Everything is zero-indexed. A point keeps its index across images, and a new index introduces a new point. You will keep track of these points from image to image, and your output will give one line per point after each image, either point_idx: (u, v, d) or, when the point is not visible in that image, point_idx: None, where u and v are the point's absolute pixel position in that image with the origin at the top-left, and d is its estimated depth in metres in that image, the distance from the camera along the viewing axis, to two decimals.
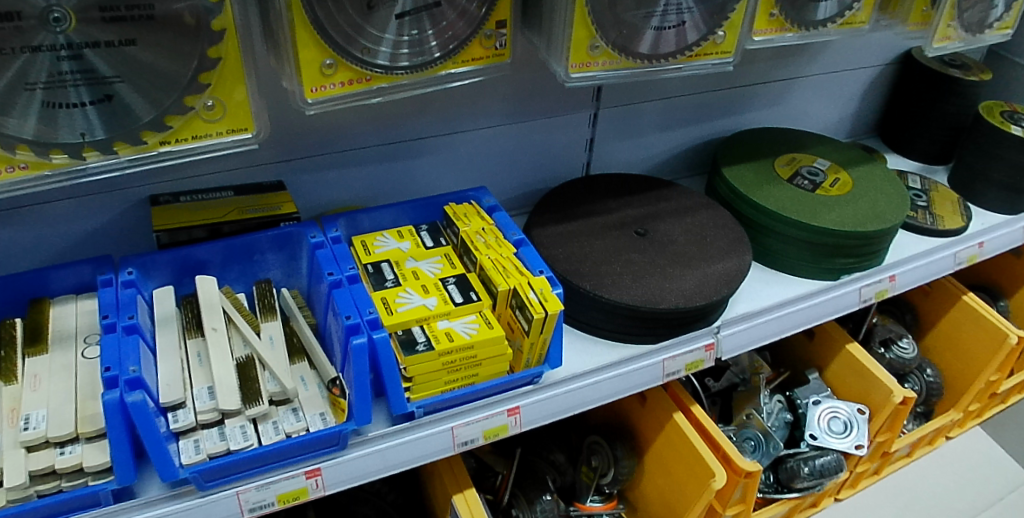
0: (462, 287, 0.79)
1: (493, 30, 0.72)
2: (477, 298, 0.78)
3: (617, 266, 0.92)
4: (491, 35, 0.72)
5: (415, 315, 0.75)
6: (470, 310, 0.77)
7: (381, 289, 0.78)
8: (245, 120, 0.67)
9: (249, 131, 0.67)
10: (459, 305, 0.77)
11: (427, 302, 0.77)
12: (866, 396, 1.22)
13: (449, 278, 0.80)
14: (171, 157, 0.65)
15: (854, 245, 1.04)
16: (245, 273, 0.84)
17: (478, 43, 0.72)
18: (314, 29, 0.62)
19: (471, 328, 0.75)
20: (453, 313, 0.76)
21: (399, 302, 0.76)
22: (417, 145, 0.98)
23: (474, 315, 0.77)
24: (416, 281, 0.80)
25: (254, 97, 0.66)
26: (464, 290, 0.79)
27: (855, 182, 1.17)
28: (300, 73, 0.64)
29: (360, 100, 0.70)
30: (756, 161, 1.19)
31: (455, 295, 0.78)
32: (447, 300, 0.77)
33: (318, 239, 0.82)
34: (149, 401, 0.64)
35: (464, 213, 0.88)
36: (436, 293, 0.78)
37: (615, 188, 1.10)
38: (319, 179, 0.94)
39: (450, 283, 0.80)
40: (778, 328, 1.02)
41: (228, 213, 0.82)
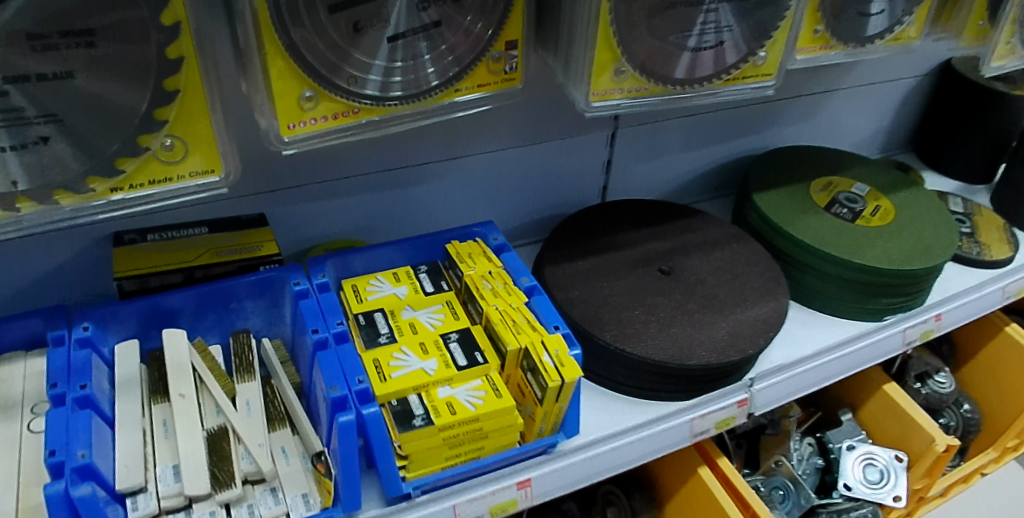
0: (466, 345, 0.69)
1: (503, 52, 0.61)
2: (483, 359, 0.68)
3: (640, 313, 0.82)
4: (499, 57, 0.61)
5: (413, 383, 0.65)
6: (476, 374, 0.67)
7: (373, 348, 0.69)
8: (212, 161, 0.57)
9: (217, 172, 0.57)
10: (462, 369, 0.67)
11: (426, 366, 0.67)
12: (905, 440, 1.11)
13: (451, 334, 0.70)
14: (124, 206, 0.55)
15: (899, 284, 0.94)
16: (221, 322, 0.74)
17: (484, 66, 0.61)
18: (289, 56, 0.53)
19: (477, 397, 0.65)
20: (456, 378, 0.66)
21: (394, 365, 0.66)
22: (418, 171, 0.88)
23: (480, 380, 0.67)
24: (414, 337, 0.70)
25: (223, 134, 0.56)
26: (469, 349, 0.69)
27: (898, 211, 1.06)
28: (276, 106, 0.54)
29: (348, 136, 0.60)
30: (789, 186, 1.08)
31: (458, 356, 0.68)
32: (449, 362, 0.67)
33: (302, 286, 0.72)
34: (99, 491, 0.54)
35: (469, 253, 0.79)
36: (436, 352, 0.68)
37: (635, 217, 0.99)
38: (308, 210, 0.84)
39: (453, 340, 0.70)
40: (816, 378, 0.92)
41: (200, 257, 0.73)
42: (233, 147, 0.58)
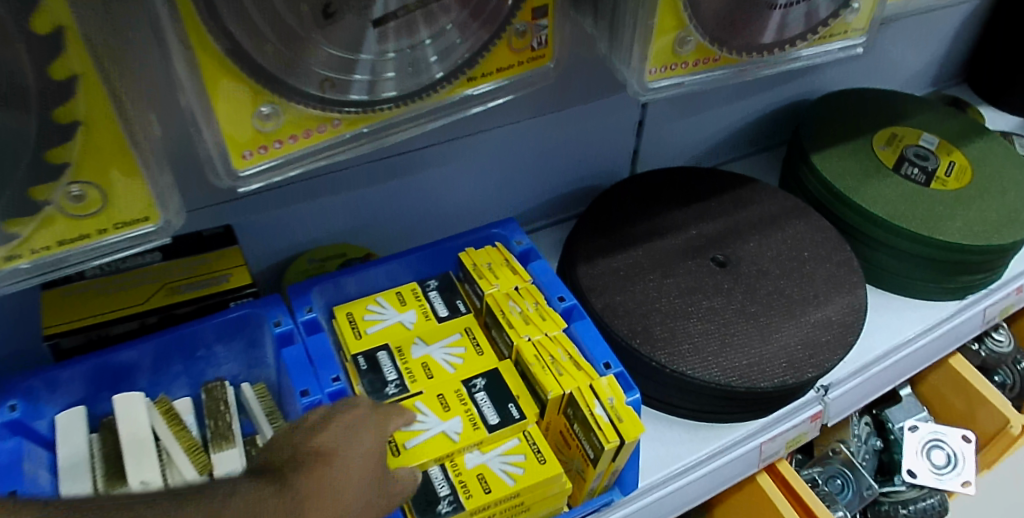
0: (496, 393, 0.56)
1: (528, 23, 0.45)
2: (519, 413, 0.55)
3: (697, 322, 0.68)
4: (525, 30, 0.45)
5: (434, 454, 0.52)
6: (511, 433, 0.54)
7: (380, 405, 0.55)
8: (142, 206, 0.41)
9: (153, 221, 0.42)
10: (494, 428, 0.54)
11: (448, 427, 0.53)
12: (971, 416, 1.01)
13: (476, 378, 0.57)
14: (41, 274, 0.41)
15: (988, 260, 0.80)
16: (189, 371, 0.61)
17: (505, 43, 0.45)
18: (234, 66, 0.38)
19: (514, 464, 0.52)
20: (487, 441, 0.53)
21: (408, 429, 0.53)
22: (419, 157, 0.70)
23: (517, 441, 0.54)
24: (430, 386, 0.56)
25: (152, 168, 0.41)
26: (500, 399, 0.55)
27: (974, 166, 0.91)
28: (219, 116, 0.39)
29: (328, 156, 0.45)
30: (850, 141, 0.92)
31: (486, 409, 0.55)
32: (476, 420, 0.54)
33: (285, 327, 0.58)
34: None
35: (488, 265, 0.63)
36: (460, 406, 0.55)
37: (675, 190, 0.83)
38: (284, 217, 0.66)
39: (479, 387, 0.56)
40: (892, 375, 0.80)
41: (151, 297, 0.58)
42: (172, 185, 0.43)
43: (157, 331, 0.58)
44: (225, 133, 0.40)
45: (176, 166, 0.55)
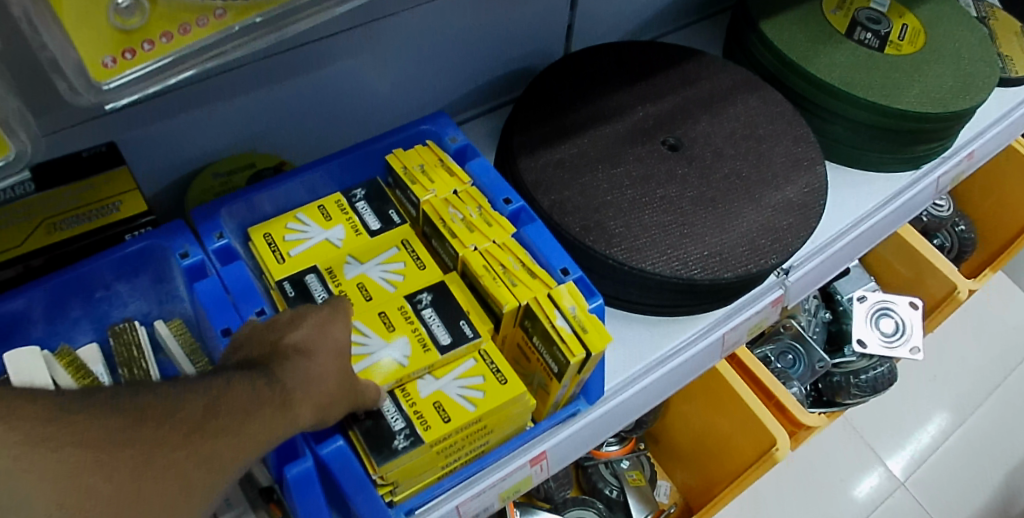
0: (444, 310, 0.50)
1: None
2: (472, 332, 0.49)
3: (653, 214, 0.63)
4: None
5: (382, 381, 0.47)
6: (467, 356, 0.49)
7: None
8: None
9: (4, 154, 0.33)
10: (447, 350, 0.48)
11: (395, 351, 0.48)
12: (918, 284, 1.03)
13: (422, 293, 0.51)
14: None
15: (944, 127, 0.78)
16: (89, 315, 0.53)
17: None
18: None
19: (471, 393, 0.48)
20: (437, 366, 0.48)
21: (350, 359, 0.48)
22: (329, 47, 0.60)
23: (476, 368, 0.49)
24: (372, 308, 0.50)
25: None
26: (451, 318, 0.50)
27: (928, 29, 0.86)
28: (67, 22, 0.31)
29: (214, 60, 0.36)
30: (799, 5, 0.85)
31: (436, 328, 0.49)
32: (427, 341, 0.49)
33: (194, 258, 0.50)
34: None
35: (421, 168, 0.56)
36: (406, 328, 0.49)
37: (619, 67, 0.75)
38: (177, 127, 0.57)
39: (425, 302, 0.50)
40: (849, 252, 0.78)
41: (30, 237, 0.49)
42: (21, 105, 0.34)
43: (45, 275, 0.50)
44: (86, 62, 0.32)
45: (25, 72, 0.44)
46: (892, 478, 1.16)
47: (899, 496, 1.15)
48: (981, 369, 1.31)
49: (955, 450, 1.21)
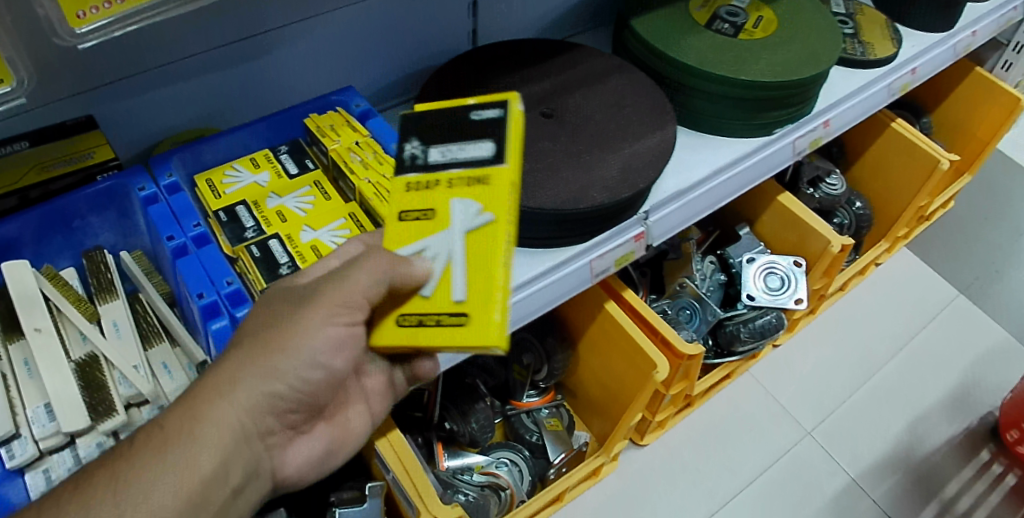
0: (437, 138, 0.55)
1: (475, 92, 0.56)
2: (494, 109, 0.54)
3: (527, 163, 0.78)
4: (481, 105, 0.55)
5: (487, 257, 0.51)
6: (489, 132, 0.53)
7: (406, 323, 0.52)
8: None
9: None
10: (493, 154, 0.53)
11: (460, 226, 0.52)
12: (801, 245, 1.17)
13: (409, 140, 0.56)
14: None
15: (787, 95, 0.93)
16: (68, 242, 0.66)
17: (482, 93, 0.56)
18: None
19: (474, 152, 0.53)
20: (477, 186, 0.52)
21: (443, 279, 0.52)
22: (271, 39, 0.75)
23: (490, 129, 0.53)
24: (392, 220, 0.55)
25: None
26: (456, 134, 0.54)
27: (781, 19, 1.01)
28: None
29: (156, 15, 0.51)
30: (669, 5, 1.01)
31: (468, 153, 0.54)
32: (451, 183, 0.53)
33: (149, 191, 0.64)
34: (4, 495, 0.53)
35: (331, 126, 0.72)
36: (442, 188, 0.54)
37: (509, 57, 0.91)
38: (145, 103, 0.71)
39: (417, 147, 0.55)
40: (709, 201, 0.95)
41: (24, 177, 0.61)
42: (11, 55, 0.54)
43: (37, 205, 0.62)
44: (64, 15, 0.47)
45: (30, 53, 0.58)
46: (800, 429, 1.28)
47: (807, 443, 1.27)
48: (887, 333, 1.45)
49: (862, 402, 1.34)
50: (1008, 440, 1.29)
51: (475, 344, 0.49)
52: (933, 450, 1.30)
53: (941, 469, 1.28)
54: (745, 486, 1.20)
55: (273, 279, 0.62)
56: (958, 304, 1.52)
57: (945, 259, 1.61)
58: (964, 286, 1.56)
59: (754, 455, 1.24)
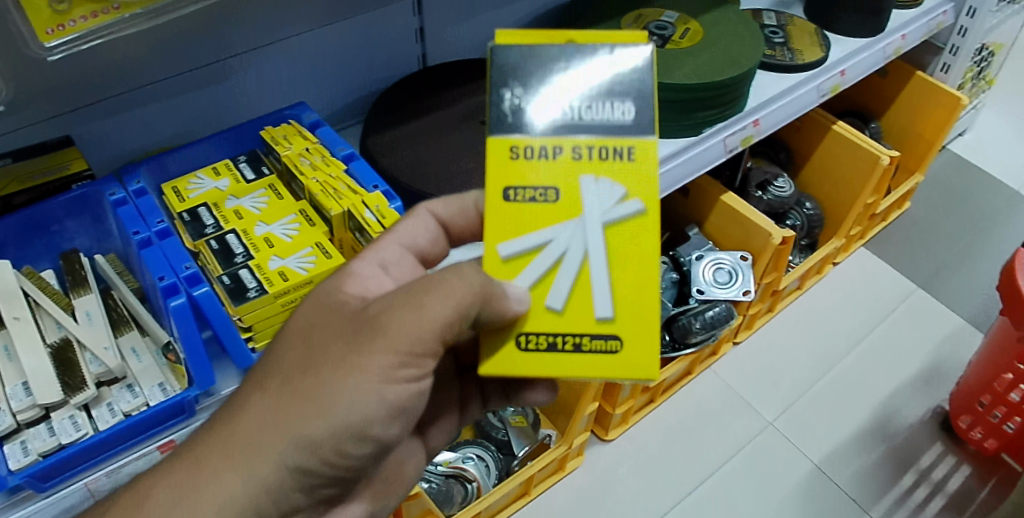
0: (558, 90, 0.50)
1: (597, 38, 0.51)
2: (632, 56, 0.50)
3: (467, 165, 0.86)
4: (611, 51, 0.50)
5: (636, 263, 0.50)
6: (628, 92, 0.50)
7: (533, 347, 0.49)
8: None
9: None
10: (635, 121, 0.50)
11: (598, 217, 0.49)
12: (747, 241, 1.24)
13: (510, 86, 0.50)
14: None
15: (711, 96, 1.01)
16: (47, 246, 0.73)
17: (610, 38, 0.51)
18: None
19: (615, 117, 0.50)
20: (616, 165, 0.50)
21: (580, 286, 0.49)
22: (231, 64, 0.83)
23: (629, 86, 0.50)
24: (495, 199, 0.49)
25: None
26: (587, 88, 0.50)
27: (706, 30, 1.10)
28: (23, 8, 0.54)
29: (116, 32, 0.60)
30: (603, 23, 1.10)
31: (605, 114, 0.50)
32: (585, 153, 0.50)
33: (119, 195, 0.71)
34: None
35: (283, 135, 0.80)
36: (568, 160, 0.49)
37: (455, 75, 1.00)
38: (119, 124, 0.78)
39: (522, 96, 0.50)
40: None
41: (6, 186, 0.69)
42: None
43: (24, 209, 0.69)
44: (35, 32, 0.56)
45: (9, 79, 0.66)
46: (761, 420, 1.34)
47: (767, 434, 1.32)
48: (846, 328, 1.50)
49: (823, 393, 1.39)
50: (961, 427, 1.30)
51: (629, 367, 0.49)
52: (896, 436, 1.33)
53: (906, 452, 1.31)
54: (706, 476, 1.26)
55: (228, 267, 0.69)
56: (916, 297, 1.57)
57: (904, 255, 1.67)
58: (922, 279, 1.61)
59: (715, 447, 1.30)
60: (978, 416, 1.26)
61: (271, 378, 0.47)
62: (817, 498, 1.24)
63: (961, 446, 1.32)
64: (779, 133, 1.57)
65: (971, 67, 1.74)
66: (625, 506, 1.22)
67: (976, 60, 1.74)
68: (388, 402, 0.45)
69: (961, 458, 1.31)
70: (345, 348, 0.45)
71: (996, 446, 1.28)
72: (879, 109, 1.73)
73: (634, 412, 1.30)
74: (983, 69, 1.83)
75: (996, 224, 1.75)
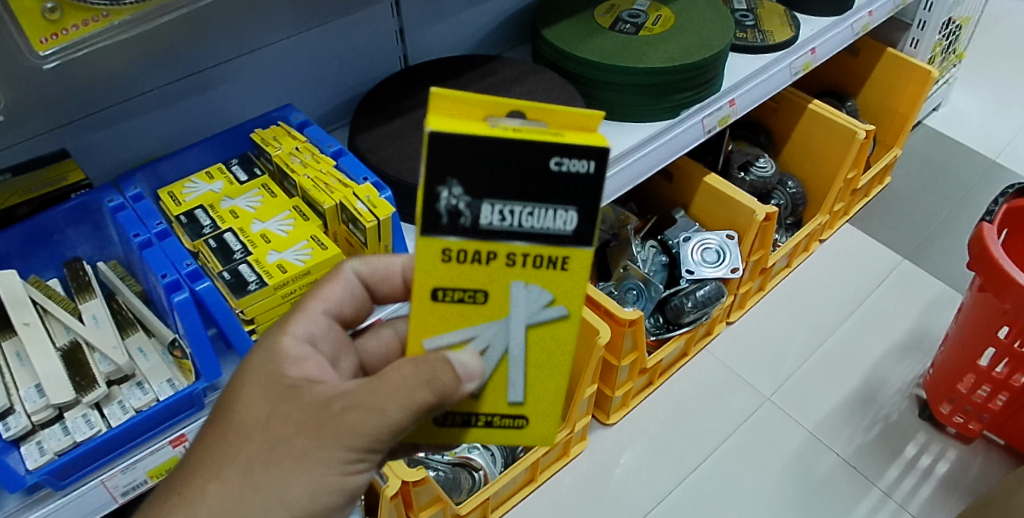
0: (501, 194, 0.43)
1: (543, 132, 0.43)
2: (584, 159, 0.43)
3: None
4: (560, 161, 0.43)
5: (555, 358, 0.51)
6: (574, 202, 0.44)
7: (451, 421, 0.52)
8: None
9: None
10: (575, 231, 0.45)
11: (522, 320, 0.49)
12: (734, 220, 1.27)
13: (448, 184, 0.42)
14: None
15: (686, 78, 1.04)
16: (51, 255, 0.75)
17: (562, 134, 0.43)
18: None
19: (553, 229, 0.45)
20: (549, 272, 0.47)
21: (498, 376, 0.51)
22: (217, 73, 0.86)
23: (575, 195, 0.44)
24: (423, 297, 0.47)
25: None
26: (532, 192, 0.43)
27: (677, 15, 1.13)
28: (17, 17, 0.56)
29: (108, 39, 0.63)
30: (576, 15, 1.13)
31: (546, 222, 0.45)
32: (519, 262, 0.46)
33: (117, 202, 0.73)
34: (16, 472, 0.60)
35: (273, 136, 0.83)
36: (500, 266, 0.46)
37: (436, 74, 1.03)
38: (112, 136, 0.81)
39: (462, 198, 0.43)
40: (629, 178, 1.06)
41: (8, 199, 0.71)
42: None
43: (27, 220, 0.71)
44: (29, 42, 0.58)
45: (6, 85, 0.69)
46: (759, 395, 1.37)
47: (767, 409, 1.35)
48: (836, 302, 1.53)
49: (816, 367, 1.41)
50: (943, 413, 1.29)
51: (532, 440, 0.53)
52: (890, 406, 1.36)
53: (898, 422, 1.34)
54: (708, 453, 1.28)
55: (228, 263, 0.71)
56: (902, 269, 1.60)
57: (888, 228, 1.70)
58: (907, 251, 1.64)
59: (713, 426, 1.32)
60: (960, 398, 1.25)
61: (262, 413, 0.48)
62: (815, 470, 1.27)
63: (942, 430, 1.33)
64: (758, 116, 1.61)
65: (940, 41, 1.79)
66: (631, 487, 1.24)
67: (944, 35, 1.79)
68: (348, 491, 0.47)
69: (946, 444, 1.31)
70: (307, 443, 0.46)
71: (979, 427, 1.26)
72: (853, 88, 1.76)
73: (633, 395, 1.32)
74: (952, 43, 1.88)
75: (975, 194, 1.78)
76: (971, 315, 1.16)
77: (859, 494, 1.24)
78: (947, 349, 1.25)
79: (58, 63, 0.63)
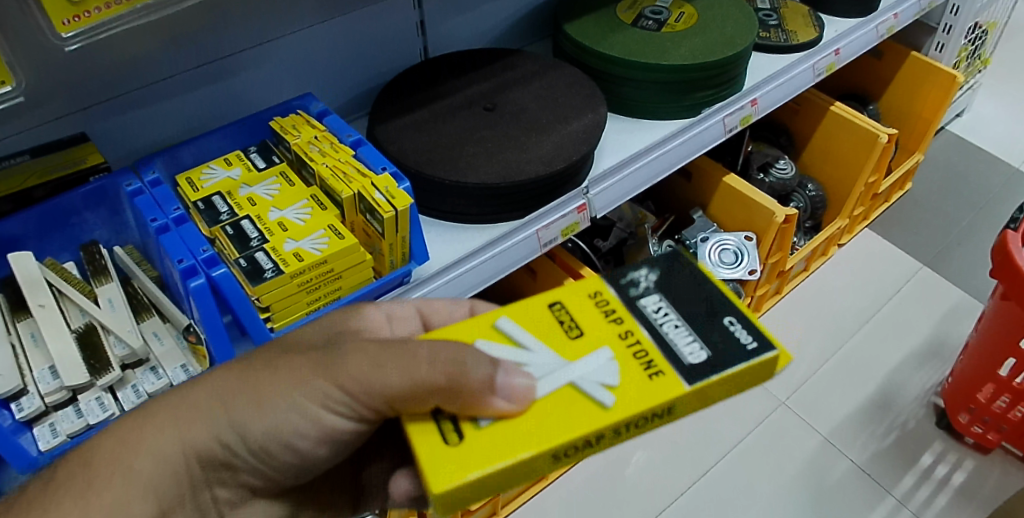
0: (676, 307, 0.53)
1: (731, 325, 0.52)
2: (751, 337, 0.51)
3: (469, 150, 0.88)
4: (727, 341, 0.51)
5: (565, 425, 0.46)
6: (713, 349, 0.50)
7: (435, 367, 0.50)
8: None
9: (8, 83, 0.63)
10: (688, 377, 0.48)
11: (576, 373, 0.48)
12: (753, 222, 1.26)
13: (648, 273, 0.55)
14: None
15: (709, 76, 1.03)
16: (68, 239, 0.75)
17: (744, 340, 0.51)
18: None
19: (678, 356, 0.50)
20: (636, 376, 0.49)
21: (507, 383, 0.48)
22: (237, 61, 0.85)
23: (718, 354, 0.50)
24: (543, 302, 0.54)
25: None
26: (690, 322, 0.52)
27: (700, 13, 1.12)
28: None
29: (130, 22, 0.62)
30: (597, 10, 1.12)
31: (678, 342, 0.51)
32: (627, 339, 0.51)
33: (135, 186, 0.73)
34: (30, 451, 0.60)
35: (292, 125, 0.82)
36: (614, 335, 0.51)
37: (456, 67, 1.02)
38: (132, 121, 0.81)
39: (648, 283, 0.55)
40: (648, 176, 1.05)
41: (24, 181, 0.70)
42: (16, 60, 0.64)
43: (44, 203, 0.70)
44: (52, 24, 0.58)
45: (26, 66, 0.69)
46: (775, 399, 1.35)
47: (780, 413, 1.33)
48: (855, 307, 1.51)
49: (831, 372, 1.39)
50: (961, 422, 1.27)
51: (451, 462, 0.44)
52: (907, 414, 1.33)
53: (914, 429, 1.31)
54: (722, 456, 1.27)
55: (244, 251, 0.70)
56: (922, 275, 1.57)
57: (908, 234, 1.67)
58: (927, 258, 1.61)
59: (727, 431, 1.30)
60: (978, 407, 1.22)
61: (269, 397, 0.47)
62: (828, 477, 1.25)
63: (960, 439, 1.30)
64: (779, 117, 1.59)
65: (964, 46, 1.76)
66: (642, 487, 1.23)
67: (969, 40, 1.76)
68: None
69: (963, 453, 1.28)
70: None
71: (997, 438, 1.24)
72: (876, 92, 1.74)
73: None
74: (978, 48, 1.84)
75: (998, 202, 1.75)
76: (993, 323, 1.13)
77: (873, 501, 1.22)
78: (966, 357, 1.23)
79: (80, 47, 0.62)
